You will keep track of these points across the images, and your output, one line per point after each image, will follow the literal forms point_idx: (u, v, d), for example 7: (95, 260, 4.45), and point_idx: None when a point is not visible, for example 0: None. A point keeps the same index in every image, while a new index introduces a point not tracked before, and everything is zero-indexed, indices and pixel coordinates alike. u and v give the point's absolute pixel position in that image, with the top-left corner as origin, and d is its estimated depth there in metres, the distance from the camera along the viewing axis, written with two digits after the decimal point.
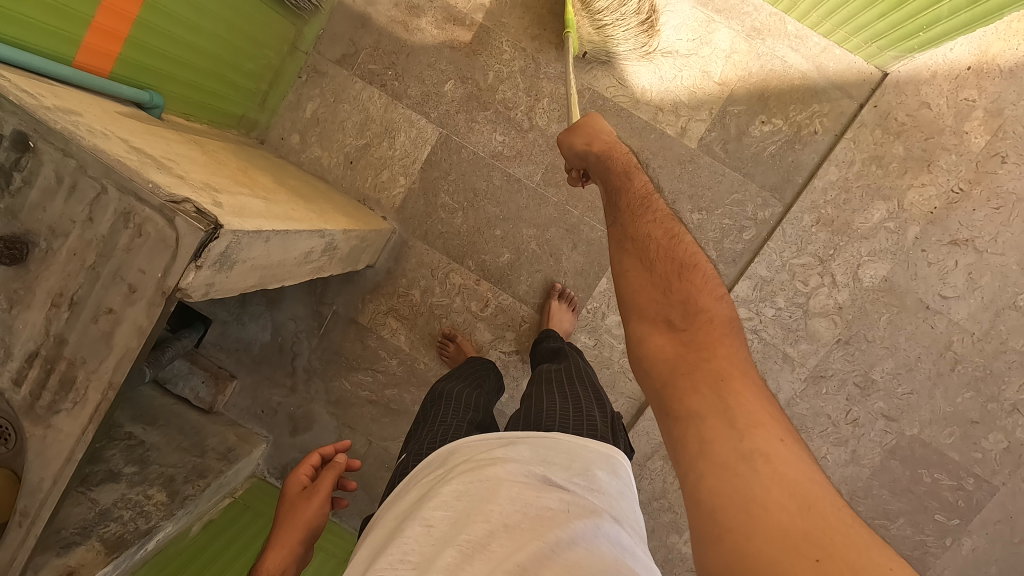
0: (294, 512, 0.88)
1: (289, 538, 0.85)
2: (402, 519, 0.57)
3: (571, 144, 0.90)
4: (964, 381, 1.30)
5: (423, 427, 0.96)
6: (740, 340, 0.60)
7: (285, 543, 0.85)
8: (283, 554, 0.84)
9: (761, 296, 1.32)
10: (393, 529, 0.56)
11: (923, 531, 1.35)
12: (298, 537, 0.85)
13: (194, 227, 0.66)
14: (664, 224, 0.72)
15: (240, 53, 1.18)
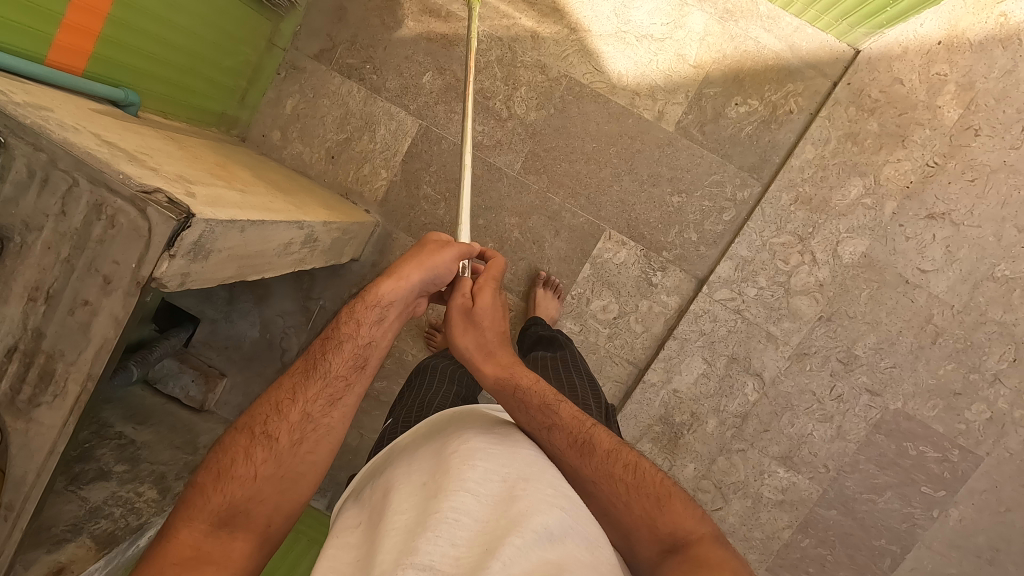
0: (423, 252, 0.82)
1: (420, 276, 0.80)
2: (410, 472, 0.63)
3: (460, 351, 0.81)
4: (946, 353, 1.31)
5: (413, 396, 0.98)
6: (733, 554, 0.63)
7: (409, 277, 0.79)
8: (406, 286, 0.79)
9: (742, 276, 1.34)
10: (400, 480, 0.63)
11: (910, 503, 1.37)
12: (427, 272, 0.80)
13: (166, 216, 0.67)
14: (610, 433, 0.73)
15: (217, 50, 1.19)
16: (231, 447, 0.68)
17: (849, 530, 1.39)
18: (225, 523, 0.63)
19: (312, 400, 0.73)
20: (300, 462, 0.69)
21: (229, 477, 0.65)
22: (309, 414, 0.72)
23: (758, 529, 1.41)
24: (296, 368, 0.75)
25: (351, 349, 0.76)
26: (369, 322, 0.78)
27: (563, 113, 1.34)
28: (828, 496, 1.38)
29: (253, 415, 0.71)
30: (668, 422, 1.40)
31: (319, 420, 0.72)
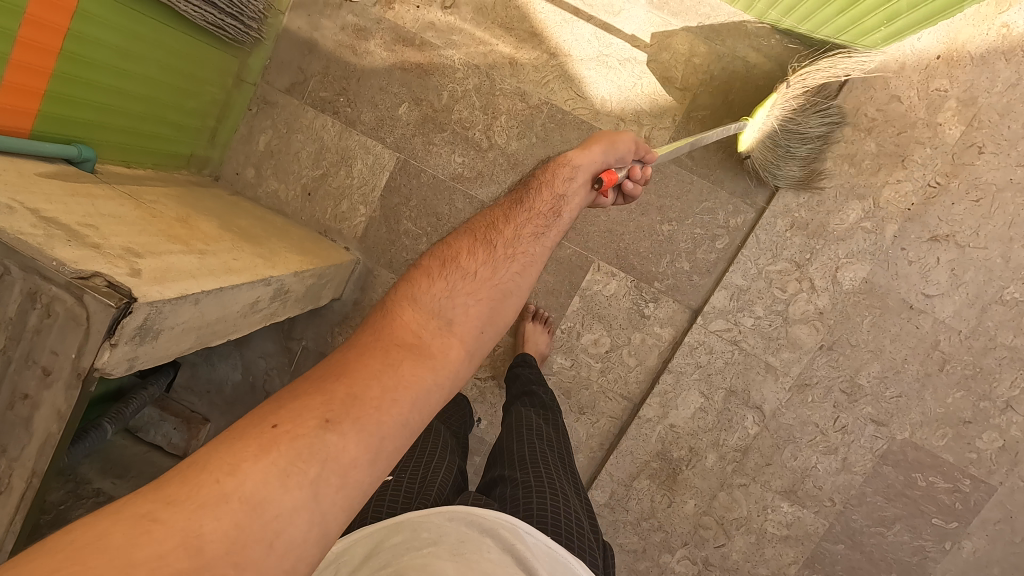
0: (606, 138, 0.84)
1: (596, 146, 0.81)
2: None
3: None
4: (954, 380, 1.25)
5: (409, 456, 0.91)
6: None
7: (591, 150, 0.81)
8: (588, 153, 0.80)
9: (738, 305, 1.28)
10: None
11: (921, 536, 1.31)
12: (606, 144, 0.82)
13: (104, 304, 0.62)
14: None
15: (180, 93, 1.14)
16: (454, 246, 0.69)
17: (857, 564, 1.34)
18: (439, 324, 0.61)
19: (516, 227, 0.72)
20: (507, 280, 0.67)
21: (446, 278, 0.65)
22: (512, 237, 0.71)
23: (762, 565, 1.36)
24: (497, 205, 0.77)
25: (548, 195, 0.76)
26: (558, 178, 0.77)
27: (546, 141, 1.28)
28: (835, 529, 1.33)
29: (457, 240, 0.71)
30: (666, 457, 1.34)
31: (524, 243, 0.71)
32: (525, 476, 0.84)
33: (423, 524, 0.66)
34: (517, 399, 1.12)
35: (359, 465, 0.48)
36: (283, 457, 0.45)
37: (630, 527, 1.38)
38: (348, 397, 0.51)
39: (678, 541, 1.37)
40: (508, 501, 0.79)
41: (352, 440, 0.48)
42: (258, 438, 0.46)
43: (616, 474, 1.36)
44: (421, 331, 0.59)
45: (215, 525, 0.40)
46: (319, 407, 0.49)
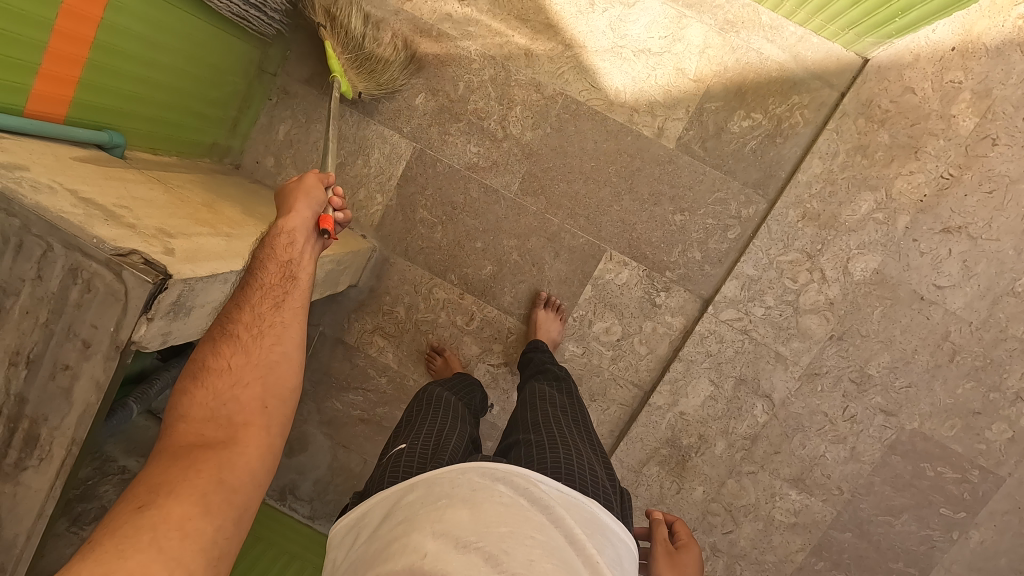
0: (298, 189, 0.87)
1: (304, 204, 0.85)
2: (476, 533, 0.59)
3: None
4: (964, 371, 1.26)
5: (422, 425, 0.94)
6: None
7: (300, 207, 0.84)
8: (297, 212, 0.83)
9: (749, 295, 1.29)
10: (466, 540, 0.58)
11: (929, 525, 1.32)
12: (302, 195, 0.86)
13: (141, 280, 0.65)
14: None
15: (204, 83, 1.17)
16: (199, 356, 0.69)
17: (864, 552, 1.35)
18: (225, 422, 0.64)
19: (258, 304, 0.74)
20: (270, 353, 0.70)
21: (205, 387, 0.66)
22: (260, 315, 0.73)
23: (769, 551, 1.38)
24: (230, 298, 0.77)
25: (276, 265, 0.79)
26: (283, 244, 0.81)
27: (560, 132, 1.30)
28: (842, 518, 1.34)
29: (200, 350, 0.70)
30: (675, 445, 1.36)
31: (276, 316, 0.74)
32: (538, 437, 0.87)
33: (436, 480, 0.70)
34: (534, 375, 1.15)
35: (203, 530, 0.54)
36: (109, 541, 0.50)
37: (639, 513, 1.40)
38: (150, 490, 0.55)
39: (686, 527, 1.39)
40: (523, 459, 0.83)
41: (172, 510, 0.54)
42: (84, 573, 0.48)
43: (626, 460, 1.38)
44: (208, 429, 0.63)
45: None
46: (129, 513, 0.53)
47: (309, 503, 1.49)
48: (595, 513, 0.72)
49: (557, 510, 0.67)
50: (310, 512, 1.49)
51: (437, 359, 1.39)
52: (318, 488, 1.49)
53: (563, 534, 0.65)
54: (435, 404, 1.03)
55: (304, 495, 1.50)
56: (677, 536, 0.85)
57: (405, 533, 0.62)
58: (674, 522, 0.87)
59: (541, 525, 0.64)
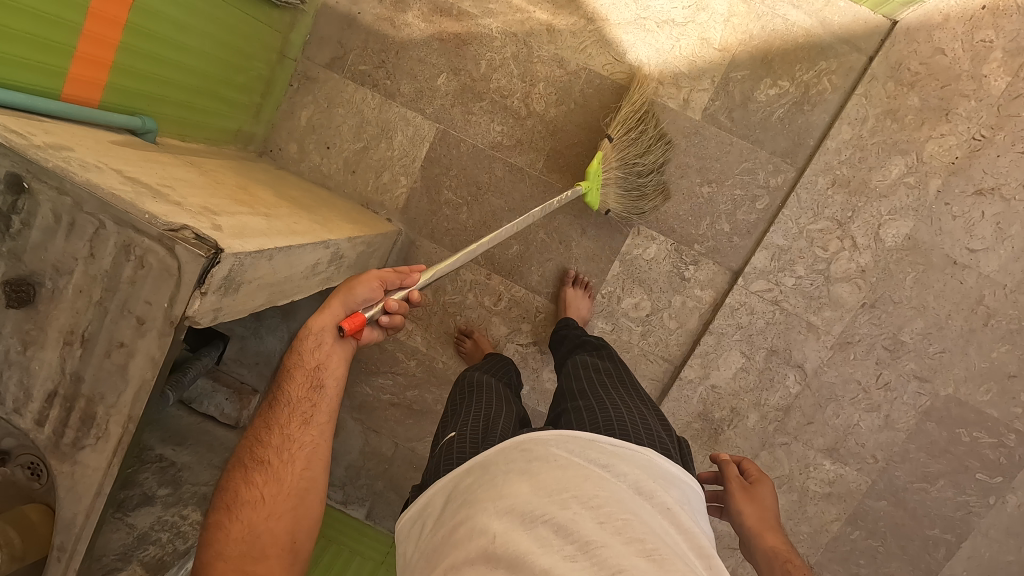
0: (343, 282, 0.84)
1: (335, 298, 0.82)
2: (541, 506, 0.59)
3: (737, 520, 0.84)
4: (999, 335, 1.25)
5: (467, 411, 0.95)
6: None
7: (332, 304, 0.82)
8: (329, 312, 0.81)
9: (779, 266, 1.29)
10: (533, 515, 0.58)
11: (965, 491, 1.32)
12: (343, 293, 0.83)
13: (195, 254, 0.66)
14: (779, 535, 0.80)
15: (230, 68, 1.17)
16: (233, 482, 0.73)
17: (900, 521, 1.35)
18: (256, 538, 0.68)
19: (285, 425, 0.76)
20: (299, 480, 0.73)
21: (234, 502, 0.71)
22: (287, 437, 0.76)
23: (804, 523, 1.38)
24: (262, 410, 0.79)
25: (304, 375, 0.79)
26: (312, 351, 0.80)
27: (585, 107, 1.30)
28: (877, 487, 1.34)
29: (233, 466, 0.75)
30: (707, 418, 1.36)
31: (304, 435, 0.76)
32: (585, 402, 0.88)
33: (489, 459, 0.69)
34: (571, 349, 1.16)
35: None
36: None
37: None
38: None
39: None
40: (575, 423, 0.84)
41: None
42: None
43: None
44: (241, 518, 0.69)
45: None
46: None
47: (342, 489, 1.50)
48: (651, 458, 0.72)
49: (615, 467, 0.67)
50: (343, 497, 1.51)
51: (467, 341, 1.39)
52: (350, 474, 1.49)
53: (627, 488, 0.65)
54: (476, 389, 1.04)
55: (336, 481, 1.50)
56: (747, 473, 0.92)
57: (469, 517, 0.61)
58: (741, 461, 0.93)
59: (604, 483, 0.63)
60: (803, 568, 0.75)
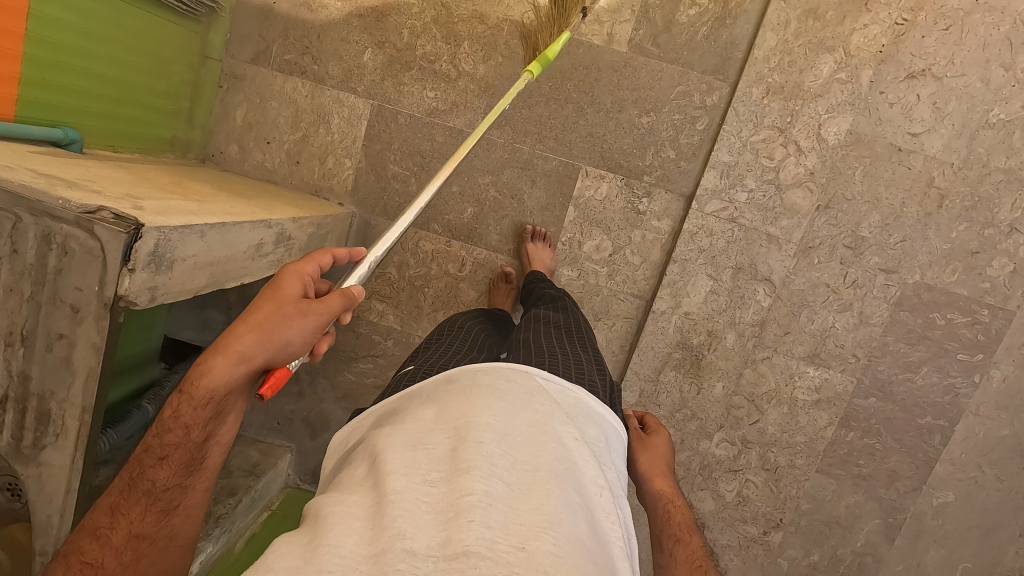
0: (273, 320, 0.63)
1: (256, 351, 0.63)
2: (431, 433, 0.60)
3: (633, 466, 0.87)
4: (955, 214, 1.26)
5: (435, 350, 0.96)
6: (695, 534, 0.77)
7: (250, 357, 0.62)
8: (237, 372, 0.62)
9: (730, 183, 1.29)
10: (418, 440, 0.59)
11: (948, 374, 1.33)
12: (266, 342, 0.63)
13: (114, 231, 0.66)
14: (666, 479, 0.84)
15: (151, 74, 1.17)
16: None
17: (891, 414, 1.36)
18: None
19: (139, 519, 0.61)
20: None
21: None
22: (138, 536, 0.61)
23: (799, 433, 1.39)
24: (120, 478, 0.62)
25: (183, 451, 0.62)
26: (199, 422, 0.62)
27: (513, 59, 1.30)
28: (863, 385, 1.35)
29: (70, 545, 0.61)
30: (687, 346, 1.37)
31: (163, 527, 0.62)
32: (527, 350, 0.90)
33: (413, 396, 0.71)
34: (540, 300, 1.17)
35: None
36: None
37: (665, 421, 1.41)
38: None
39: (713, 426, 1.40)
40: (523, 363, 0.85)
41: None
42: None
43: (641, 371, 1.39)
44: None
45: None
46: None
47: None
48: (579, 406, 0.73)
49: (529, 401, 0.67)
50: None
51: (503, 287, 1.37)
52: None
53: (533, 417, 0.64)
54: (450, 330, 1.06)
55: None
56: (648, 426, 0.95)
57: (368, 441, 0.64)
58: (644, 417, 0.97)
59: (506, 410, 0.63)
60: (683, 509, 0.80)
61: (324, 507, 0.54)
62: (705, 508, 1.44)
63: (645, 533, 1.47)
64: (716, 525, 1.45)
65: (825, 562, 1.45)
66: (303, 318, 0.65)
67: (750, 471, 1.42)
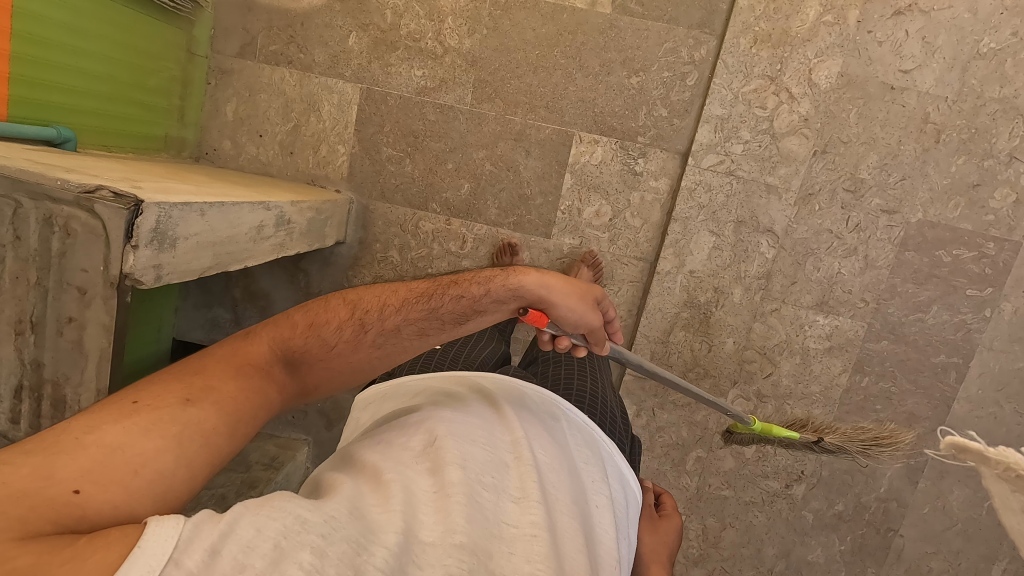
0: (576, 294, 0.78)
1: (553, 291, 0.76)
2: (488, 438, 0.66)
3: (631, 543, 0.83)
4: (954, 148, 1.26)
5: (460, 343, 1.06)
6: None
7: (549, 293, 0.76)
8: (538, 285, 0.77)
9: (724, 136, 1.29)
10: (474, 437, 0.65)
11: (958, 311, 1.33)
12: (561, 292, 0.77)
13: (115, 208, 0.66)
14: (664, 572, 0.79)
15: (140, 71, 1.17)
16: (340, 302, 0.77)
17: (904, 356, 1.36)
18: (286, 364, 0.72)
19: (411, 320, 0.76)
20: (363, 359, 0.75)
21: (310, 333, 0.74)
22: (398, 329, 0.76)
23: (813, 383, 1.39)
24: (430, 286, 0.79)
25: (466, 302, 0.77)
26: (495, 292, 0.77)
27: (498, 29, 1.29)
28: (874, 328, 1.35)
29: (364, 298, 0.78)
30: (694, 304, 1.37)
31: (407, 340, 0.76)
32: (544, 376, 1.00)
33: (463, 394, 0.76)
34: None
35: (223, 422, 0.62)
36: (141, 421, 0.57)
37: (679, 381, 1.41)
38: (199, 391, 0.63)
39: (727, 383, 1.40)
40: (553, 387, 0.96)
41: (200, 413, 0.61)
42: (120, 410, 0.58)
43: (650, 333, 1.39)
44: (250, 371, 0.68)
45: (140, 499, 0.53)
46: (177, 392, 0.62)
47: None
48: (615, 468, 0.76)
49: (572, 448, 0.72)
50: None
51: (507, 259, 1.38)
52: None
53: (574, 466, 0.70)
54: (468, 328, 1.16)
55: None
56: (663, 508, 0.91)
57: (422, 418, 0.68)
58: (662, 495, 0.93)
59: (554, 449, 0.69)
60: None
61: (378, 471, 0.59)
62: (726, 466, 1.45)
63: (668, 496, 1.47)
64: (738, 482, 1.45)
65: (850, 511, 1.45)
66: (584, 314, 0.78)
67: (767, 425, 1.42)
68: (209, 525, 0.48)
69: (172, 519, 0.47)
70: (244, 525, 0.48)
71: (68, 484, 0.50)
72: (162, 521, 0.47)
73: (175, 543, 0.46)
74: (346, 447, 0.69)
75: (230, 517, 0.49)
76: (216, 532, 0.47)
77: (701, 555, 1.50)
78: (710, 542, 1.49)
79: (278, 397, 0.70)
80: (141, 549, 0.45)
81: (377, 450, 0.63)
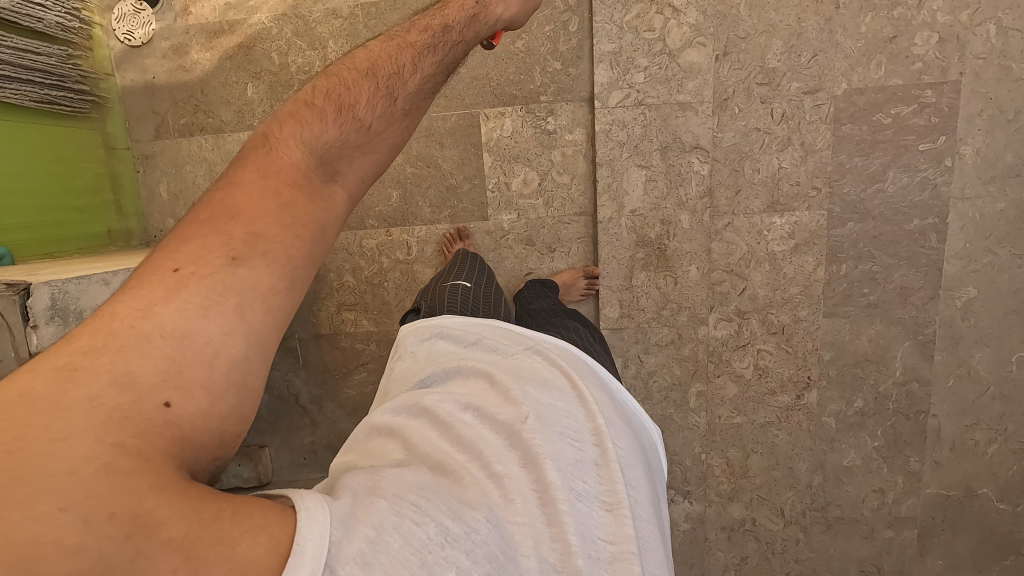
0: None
1: None
2: (572, 422, 0.62)
3: None
4: (857, 9, 1.20)
5: (482, 298, 1.11)
6: None
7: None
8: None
9: (623, 69, 1.27)
10: (558, 423, 0.61)
11: (918, 170, 1.26)
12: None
13: (4, 297, 0.71)
14: None
15: (59, 178, 1.26)
16: (348, 68, 0.56)
17: (876, 232, 1.29)
18: (326, 167, 0.51)
19: (435, 71, 0.62)
20: (410, 128, 0.58)
21: (340, 113, 0.53)
22: (436, 85, 0.62)
23: (791, 285, 1.33)
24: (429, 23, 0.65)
25: (465, 38, 0.68)
26: (477, 27, 0.71)
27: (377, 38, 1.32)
28: (836, 213, 1.29)
29: (375, 58, 0.58)
30: (647, 243, 1.34)
31: (441, 86, 0.62)
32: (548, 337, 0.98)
33: (524, 359, 0.72)
34: (565, 314, 1.18)
35: (286, 279, 0.45)
36: (199, 295, 0.41)
37: (655, 321, 1.38)
38: (237, 238, 0.44)
39: (705, 310, 1.37)
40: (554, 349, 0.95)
41: (260, 270, 0.43)
42: (162, 284, 0.41)
43: (611, 282, 1.37)
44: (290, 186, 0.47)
45: (225, 394, 0.40)
46: (217, 247, 0.43)
47: None
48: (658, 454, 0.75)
49: (637, 434, 0.69)
50: None
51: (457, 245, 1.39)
52: None
53: (644, 456, 0.67)
54: (497, 286, 1.22)
55: None
56: None
57: (503, 394, 0.64)
58: None
59: (627, 435, 0.66)
60: None
61: (484, 463, 0.56)
62: (728, 393, 1.40)
63: (681, 438, 1.44)
64: (748, 406, 1.41)
65: (872, 405, 1.38)
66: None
67: (758, 341, 1.37)
68: (355, 528, 0.43)
69: (321, 513, 0.42)
70: (391, 531, 0.44)
71: (154, 397, 0.38)
72: (313, 515, 0.42)
73: (328, 546, 0.41)
74: (420, 407, 0.66)
75: (375, 515, 0.45)
76: (363, 538, 0.42)
77: (735, 489, 1.45)
78: (738, 473, 1.44)
79: (335, 214, 0.50)
80: (302, 547, 0.40)
81: (470, 433, 0.60)
